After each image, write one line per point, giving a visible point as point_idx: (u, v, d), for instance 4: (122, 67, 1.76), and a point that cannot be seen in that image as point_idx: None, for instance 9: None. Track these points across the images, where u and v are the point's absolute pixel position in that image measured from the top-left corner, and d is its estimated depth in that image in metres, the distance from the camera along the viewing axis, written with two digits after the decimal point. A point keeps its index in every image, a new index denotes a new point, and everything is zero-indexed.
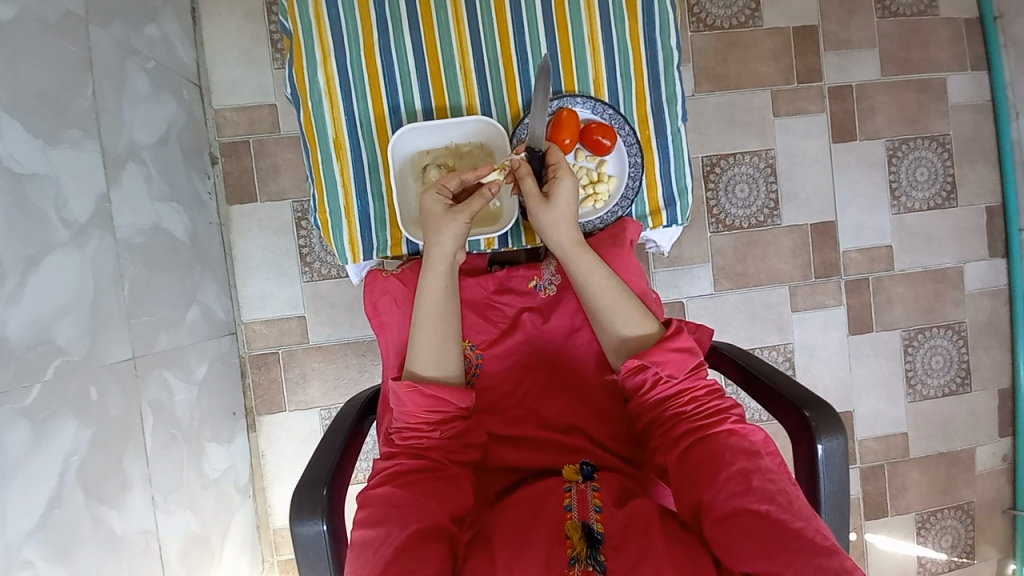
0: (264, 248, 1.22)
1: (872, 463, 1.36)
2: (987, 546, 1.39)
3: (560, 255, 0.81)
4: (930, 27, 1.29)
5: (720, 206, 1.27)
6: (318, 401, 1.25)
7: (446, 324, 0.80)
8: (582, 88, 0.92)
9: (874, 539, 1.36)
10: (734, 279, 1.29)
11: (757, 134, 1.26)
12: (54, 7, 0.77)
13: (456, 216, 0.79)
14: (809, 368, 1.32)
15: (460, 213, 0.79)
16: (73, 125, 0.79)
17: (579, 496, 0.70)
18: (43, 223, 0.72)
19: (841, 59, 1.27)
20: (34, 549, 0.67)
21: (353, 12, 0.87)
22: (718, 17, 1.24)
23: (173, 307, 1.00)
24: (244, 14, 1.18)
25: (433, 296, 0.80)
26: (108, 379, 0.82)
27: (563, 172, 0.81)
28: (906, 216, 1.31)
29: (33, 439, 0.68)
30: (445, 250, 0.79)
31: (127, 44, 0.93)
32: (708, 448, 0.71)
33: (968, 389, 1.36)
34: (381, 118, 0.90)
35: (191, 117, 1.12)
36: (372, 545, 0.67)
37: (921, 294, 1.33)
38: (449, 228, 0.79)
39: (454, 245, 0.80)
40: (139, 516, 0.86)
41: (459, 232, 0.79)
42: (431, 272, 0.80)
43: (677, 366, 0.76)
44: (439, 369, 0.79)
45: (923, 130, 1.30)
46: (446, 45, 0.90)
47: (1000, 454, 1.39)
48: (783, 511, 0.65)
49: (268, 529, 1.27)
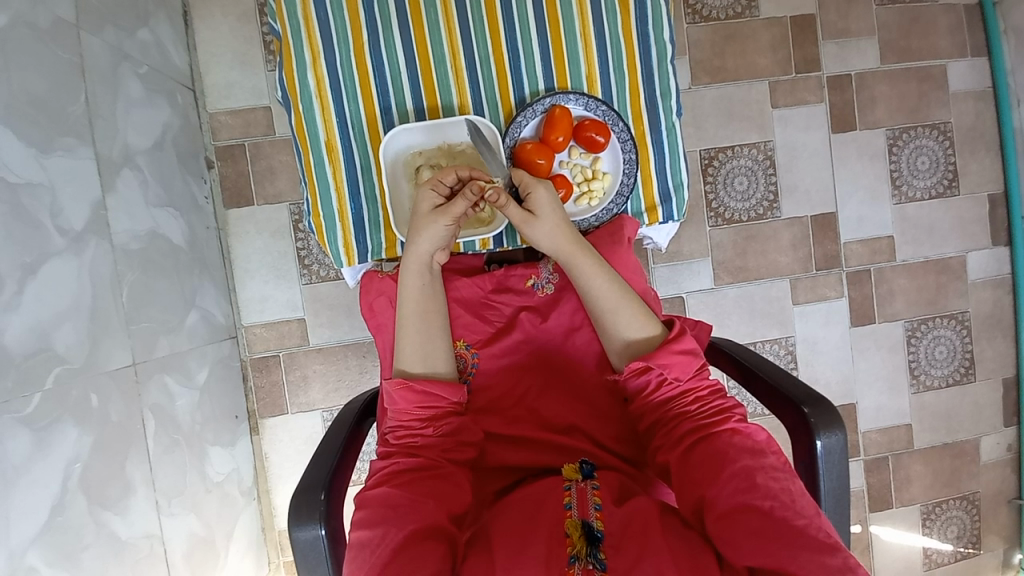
0: (262, 251, 1.23)
1: (875, 455, 1.35)
2: (993, 536, 1.39)
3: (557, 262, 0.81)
4: (929, 15, 1.28)
5: (718, 200, 1.26)
6: (319, 403, 1.26)
7: (429, 323, 0.81)
8: (575, 84, 0.91)
9: (879, 531, 1.36)
10: (734, 273, 1.28)
11: (756, 127, 1.25)
12: (45, 14, 0.77)
13: (439, 220, 0.79)
14: (810, 362, 1.32)
15: (450, 213, 0.79)
16: (67, 132, 0.79)
17: (578, 494, 0.70)
18: (40, 231, 0.72)
19: (839, 48, 1.26)
20: (38, 553, 0.68)
21: (342, 13, 0.87)
22: (714, 8, 1.23)
23: (173, 311, 1.01)
24: (237, 17, 1.18)
25: (413, 294, 0.80)
26: (108, 385, 0.82)
27: (534, 185, 0.81)
28: (908, 206, 1.30)
29: (34, 446, 0.69)
30: (422, 251, 0.80)
31: (120, 49, 0.93)
32: (712, 446, 0.71)
33: (972, 379, 1.35)
34: (373, 120, 0.90)
35: (186, 122, 1.12)
36: (369, 547, 0.67)
37: (924, 286, 1.32)
38: (430, 230, 0.79)
39: (432, 246, 0.80)
40: (143, 520, 0.86)
41: (438, 233, 0.79)
42: (409, 274, 0.81)
43: (682, 368, 0.76)
44: (428, 367, 0.80)
45: (924, 119, 1.29)
46: (437, 44, 0.90)
47: (1004, 444, 1.38)
48: (787, 509, 0.64)
49: (272, 530, 1.28)
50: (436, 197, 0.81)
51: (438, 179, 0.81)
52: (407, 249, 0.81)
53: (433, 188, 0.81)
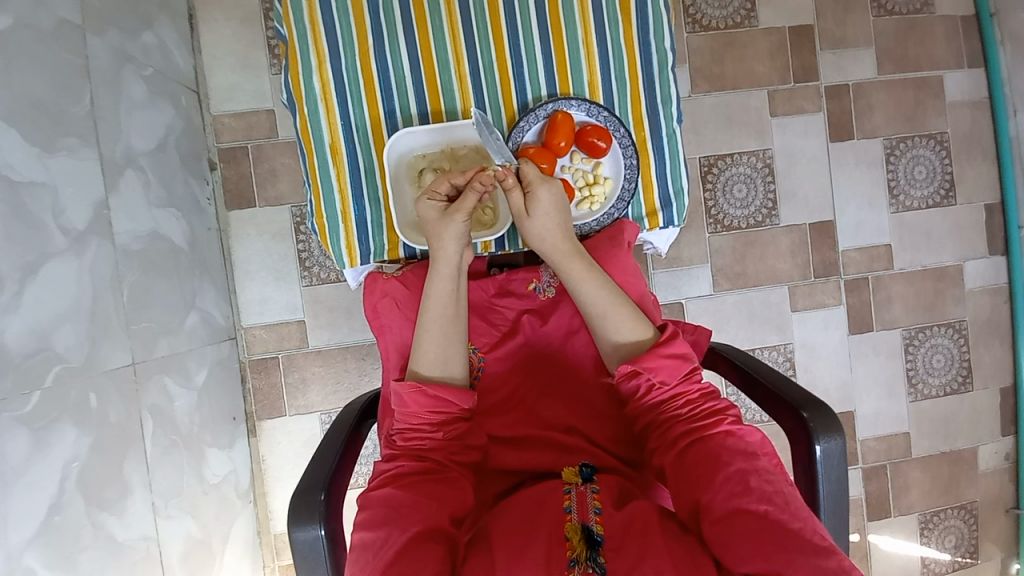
0: (263, 253, 1.23)
1: (874, 462, 1.35)
2: (991, 544, 1.39)
3: (553, 263, 0.82)
4: (926, 25, 1.29)
5: (717, 206, 1.27)
6: (318, 405, 1.26)
7: (453, 326, 0.81)
8: (577, 90, 0.92)
9: (878, 539, 1.36)
10: (733, 279, 1.29)
11: (754, 134, 1.26)
12: (50, 16, 0.77)
13: (456, 216, 0.80)
14: (809, 368, 1.32)
15: (458, 215, 0.80)
16: (70, 133, 0.79)
17: (578, 498, 0.70)
18: (42, 231, 0.72)
19: (837, 57, 1.27)
20: (35, 554, 0.68)
21: (347, 16, 0.88)
22: (714, 17, 1.24)
23: (172, 313, 1.01)
24: (240, 20, 1.19)
25: (441, 298, 0.80)
26: (107, 386, 0.82)
27: (539, 184, 0.81)
28: (905, 214, 1.31)
29: (32, 446, 0.68)
30: (451, 252, 0.81)
31: (123, 51, 0.94)
32: (706, 449, 0.71)
33: (970, 387, 1.35)
34: (377, 123, 0.91)
35: (189, 124, 1.13)
36: (373, 548, 0.67)
37: (922, 293, 1.33)
38: (450, 229, 0.80)
39: (458, 247, 0.81)
40: (139, 522, 0.86)
41: (460, 232, 0.80)
42: (437, 277, 0.81)
43: (669, 372, 0.76)
44: (445, 371, 0.80)
45: (921, 128, 1.30)
46: (441, 49, 0.90)
47: (1002, 451, 1.38)
48: (781, 512, 0.64)
49: (269, 534, 1.27)
50: (437, 204, 0.83)
51: (434, 187, 0.82)
52: (433, 253, 0.82)
53: (432, 197, 0.83)
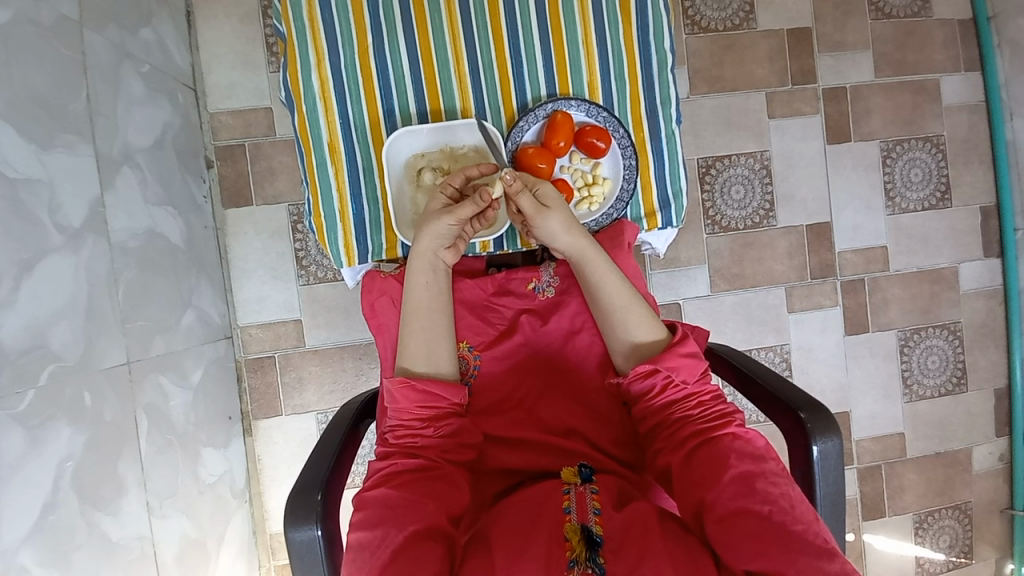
0: (260, 252, 1.22)
1: (869, 463, 1.36)
2: (985, 545, 1.39)
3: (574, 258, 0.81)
4: (924, 29, 1.30)
5: (715, 208, 1.27)
6: (315, 405, 1.25)
7: (433, 317, 0.80)
8: (577, 90, 0.92)
9: (873, 540, 1.36)
10: (731, 280, 1.29)
11: (752, 136, 1.27)
12: (49, 11, 0.77)
13: (442, 218, 0.79)
14: (805, 369, 1.32)
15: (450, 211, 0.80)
16: (68, 129, 0.79)
17: (578, 498, 0.70)
18: (38, 228, 0.72)
19: (835, 60, 1.28)
20: (30, 553, 0.67)
21: (347, 14, 0.87)
22: (713, 19, 1.24)
23: (168, 311, 1.00)
24: (239, 18, 1.18)
25: (419, 291, 0.80)
26: (103, 384, 0.82)
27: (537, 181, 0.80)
28: (901, 216, 1.32)
29: (28, 444, 0.68)
30: (424, 249, 0.80)
31: (122, 47, 0.93)
32: (714, 450, 0.71)
33: (964, 389, 1.36)
34: (376, 122, 0.90)
35: (187, 121, 1.12)
36: (369, 548, 0.67)
37: (917, 295, 1.33)
38: (432, 227, 0.80)
39: (434, 244, 0.80)
40: (135, 521, 0.85)
41: (439, 230, 0.79)
42: (416, 271, 0.81)
43: (689, 371, 0.76)
44: (431, 366, 0.80)
45: (918, 131, 1.31)
46: (440, 48, 0.90)
47: (997, 453, 1.39)
48: (785, 513, 0.64)
49: (265, 534, 1.27)
50: (445, 199, 0.83)
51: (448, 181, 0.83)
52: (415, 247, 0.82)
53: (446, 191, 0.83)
